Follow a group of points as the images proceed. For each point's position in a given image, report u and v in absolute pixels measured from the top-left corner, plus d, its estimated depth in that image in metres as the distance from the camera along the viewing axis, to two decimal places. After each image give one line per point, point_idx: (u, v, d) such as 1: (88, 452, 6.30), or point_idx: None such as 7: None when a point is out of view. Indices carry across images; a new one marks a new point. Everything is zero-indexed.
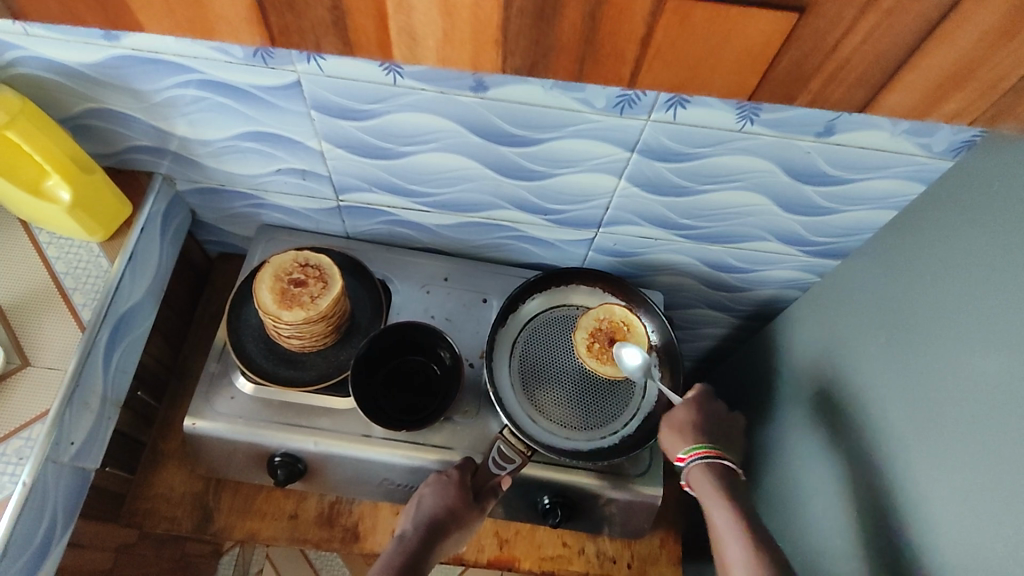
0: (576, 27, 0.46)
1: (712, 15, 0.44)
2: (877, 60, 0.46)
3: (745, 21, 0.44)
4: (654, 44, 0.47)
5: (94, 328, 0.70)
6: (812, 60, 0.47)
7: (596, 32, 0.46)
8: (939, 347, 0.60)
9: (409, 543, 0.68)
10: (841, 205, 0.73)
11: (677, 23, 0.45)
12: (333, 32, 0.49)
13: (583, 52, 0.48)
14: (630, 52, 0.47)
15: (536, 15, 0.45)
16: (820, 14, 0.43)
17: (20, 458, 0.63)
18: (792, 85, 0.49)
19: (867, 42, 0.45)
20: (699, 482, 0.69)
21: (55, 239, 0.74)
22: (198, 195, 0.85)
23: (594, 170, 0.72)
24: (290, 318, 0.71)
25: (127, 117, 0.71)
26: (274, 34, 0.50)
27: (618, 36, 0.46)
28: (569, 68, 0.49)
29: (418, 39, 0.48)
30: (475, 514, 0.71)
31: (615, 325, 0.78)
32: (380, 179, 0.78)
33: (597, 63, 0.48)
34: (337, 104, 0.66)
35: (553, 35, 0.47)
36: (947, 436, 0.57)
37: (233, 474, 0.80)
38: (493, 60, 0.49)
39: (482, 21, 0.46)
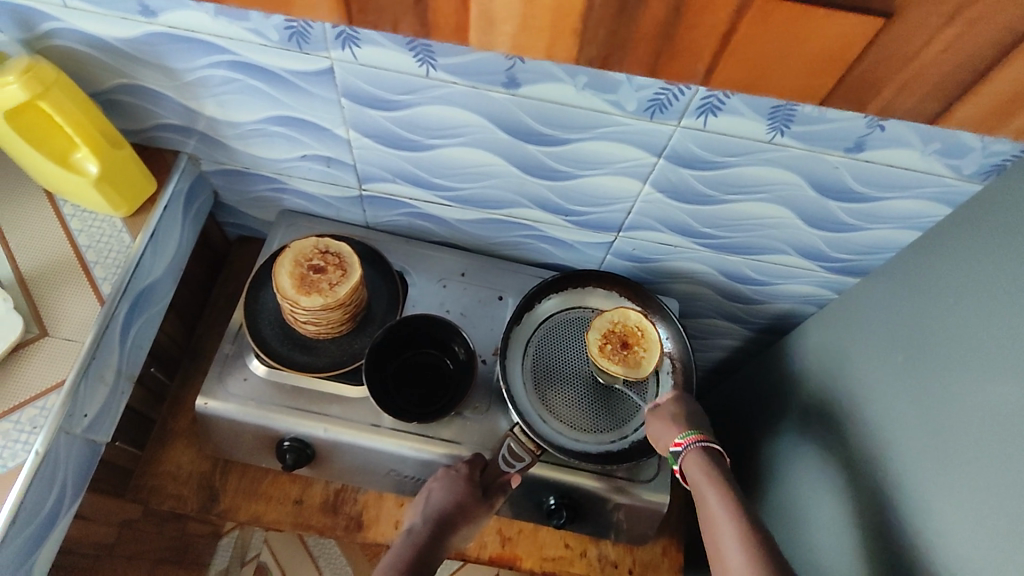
0: (657, 20, 0.42)
1: (788, 19, 0.41)
2: (954, 72, 0.43)
3: (828, 23, 0.41)
4: (733, 40, 0.43)
5: (114, 302, 0.70)
6: (889, 67, 0.43)
7: (677, 26, 0.42)
8: (957, 370, 0.59)
9: (418, 535, 0.69)
10: (865, 222, 0.73)
11: (759, 22, 0.41)
12: (413, 13, 0.46)
13: (661, 46, 0.44)
14: (707, 48, 0.44)
15: (618, 5, 0.42)
16: (907, 21, 0.40)
17: (34, 427, 0.63)
18: (865, 91, 0.46)
19: (949, 52, 0.42)
20: (692, 468, 0.67)
21: (79, 211, 0.74)
22: (221, 177, 0.85)
23: (620, 174, 0.72)
24: (308, 304, 0.72)
25: (157, 94, 0.72)
26: (353, 13, 0.47)
27: (696, 30, 0.42)
28: (643, 63, 0.46)
29: (496, 23, 0.45)
30: (483, 510, 0.71)
31: (630, 330, 0.77)
32: (404, 171, 0.78)
33: (672, 58, 0.45)
34: (368, 93, 0.66)
35: (633, 26, 0.43)
36: (958, 458, 0.57)
37: (241, 456, 0.80)
38: (568, 49, 0.46)
39: (564, 8, 0.43)
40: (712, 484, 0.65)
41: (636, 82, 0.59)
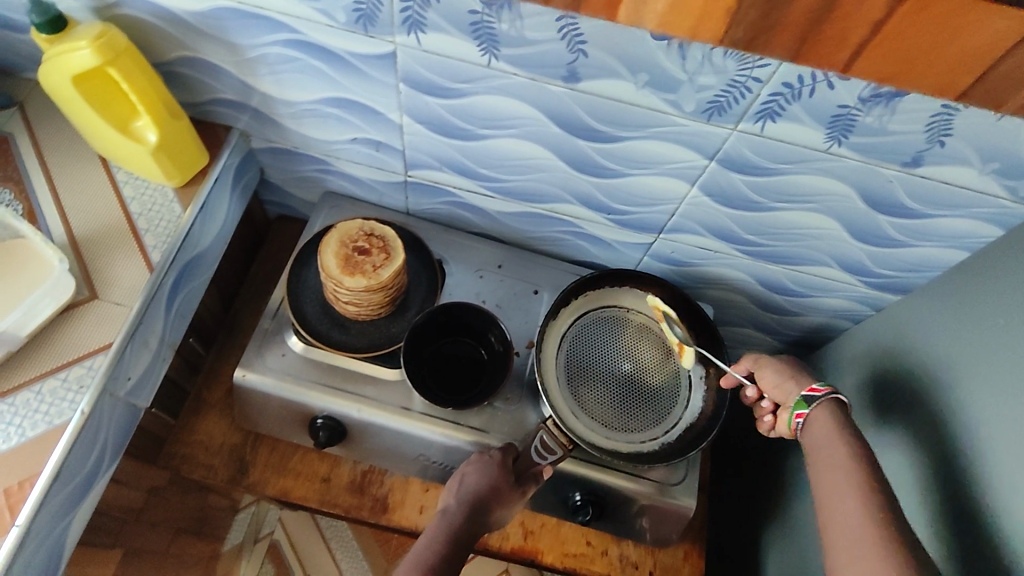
0: (809, 8, 0.48)
1: (946, 11, 0.46)
2: None
3: (981, 20, 0.46)
4: (887, 29, 0.48)
5: (162, 270, 0.71)
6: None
7: (829, 13, 0.48)
8: (1005, 392, 0.59)
9: (452, 517, 0.69)
10: (913, 239, 0.73)
11: (917, 12, 0.46)
12: None
13: (809, 32, 0.50)
14: (857, 35, 0.49)
15: None
16: None
17: (80, 386, 0.65)
18: (1004, 87, 0.51)
19: None
20: (824, 418, 0.64)
21: (132, 178, 0.76)
22: (269, 155, 0.86)
23: (669, 174, 0.72)
24: (352, 284, 0.73)
25: (218, 69, 0.73)
26: None
27: (849, 19, 0.48)
28: (788, 46, 0.52)
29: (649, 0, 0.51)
30: (516, 497, 0.70)
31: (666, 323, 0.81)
32: (451, 159, 0.78)
33: (818, 43, 0.50)
34: (427, 79, 0.66)
35: (784, 11, 0.49)
36: (1004, 480, 0.57)
37: (272, 431, 0.81)
38: (714, 31, 0.52)
39: None
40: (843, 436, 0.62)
41: (698, 83, 0.59)
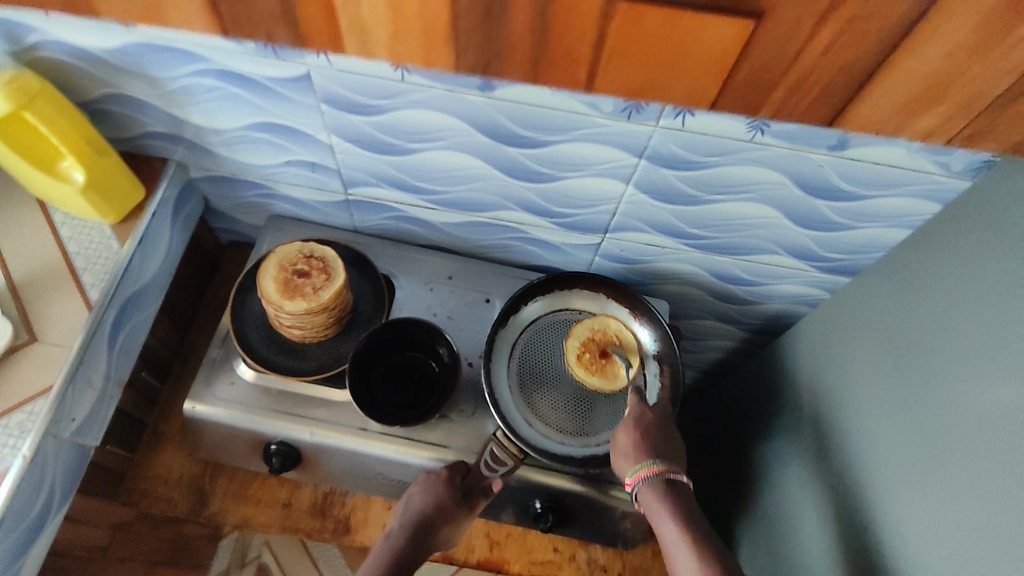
0: (526, 28, 0.42)
1: (664, 17, 0.40)
2: (846, 68, 0.42)
3: (699, 27, 0.40)
4: (609, 46, 0.42)
5: (102, 308, 0.71)
6: (767, 74, 0.43)
7: (546, 32, 0.42)
8: (949, 373, 0.58)
9: (396, 541, 0.69)
10: (854, 221, 0.72)
11: (632, 23, 0.41)
12: (285, 24, 0.45)
13: (535, 54, 0.44)
14: (584, 52, 0.43)
15: (485, 13, 0.42)
16: (778, 20, 0.39)
17: (21, 432, 0.64)
18: (752, 93, 0.45)
19: (830, 53, 0.41)
20: (648, 499, 0.67)
21: (70, 219, 0.75)
22: (210, 183, 0.86)
23: (603, 175, 0.71)
24: (292, 308, 0.72)
25: (143, 103, 0.72)
26: (226, 24, 0.46)
27: (568, 36, 0.42)
28: (523, 68, 0.46)
29: (369, 31, 0.45)
30: (463, 513, 0.71)
31: (608, 337, 0.79)
32: (387, 175, 0.78)
33: (550, 63, 0.44)
34: (346, 98, 0.66)
35: (503, 36, 0.43)
36: (955, 463, 0.55)
37: (230, 460, 0.82)
38: (443, 58, 0.46)
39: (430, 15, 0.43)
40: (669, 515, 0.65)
41: None
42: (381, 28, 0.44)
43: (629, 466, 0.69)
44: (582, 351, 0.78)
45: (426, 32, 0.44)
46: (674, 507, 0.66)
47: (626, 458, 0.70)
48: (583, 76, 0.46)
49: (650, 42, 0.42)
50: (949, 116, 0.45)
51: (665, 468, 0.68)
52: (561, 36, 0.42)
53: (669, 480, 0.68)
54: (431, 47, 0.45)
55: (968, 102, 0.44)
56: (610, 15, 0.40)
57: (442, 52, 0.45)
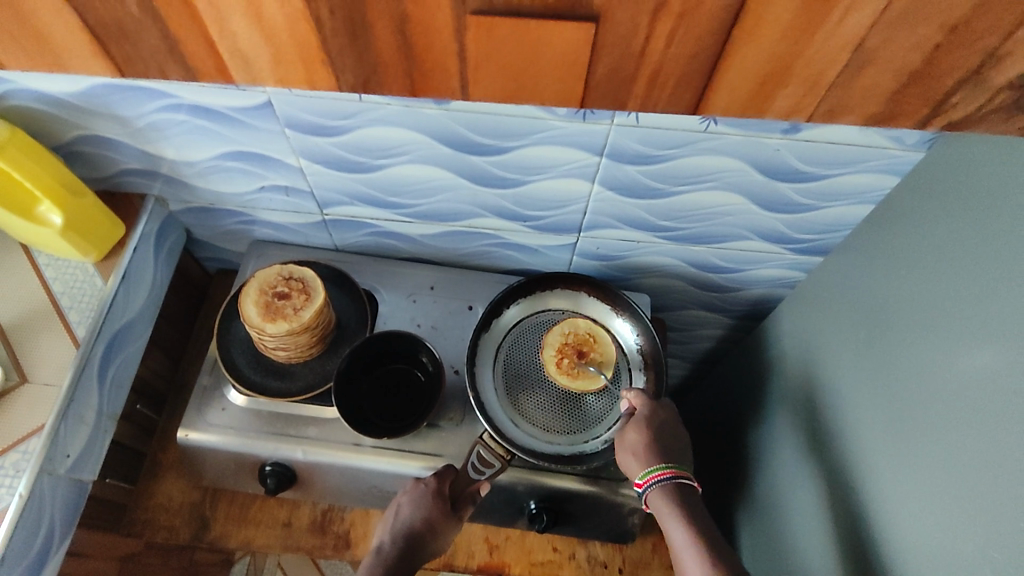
0: (392, 44, 0.40)
1: (515, 33, 0.38)
2: (694, 58, 0.40)
3: (550, 35, 0.38)
4: (471, 57, 0.40)
5: (89, 344, 0.72)
6: (626, 67, 0.40)
7: (411, 48, 0.40)
8: (922, 340, 0.59)
9: (387, 553, 0.71)
10: (819, 201, 0.73)
11: (485, 36, 0.39)
12: (172, 59, 0.42)
13: (408, 68, 0.42)
14: (452, 66, 0.41)
15: (351, 34, 0.40)
16: (615, 22, 0.37)
17: (17, 471, 0.66)
18: (619, 91, 0.42)
19: (674, 46, 0.39)
20: (657, 501, 0.69)
21: (54, 260, 0.77)
22: (190, 215, 0.88)
23: (568, 175, 0.72)
24: (274, 330, 0.73)
25: (116, 142, 0.74)
26: (120, 66, 0.43)
27: (431, 55, 0.41)
28: (401, 88, 0.43)
29: (250, 61, 0.42)
30: (452, 522, 0.72)
31: (581, 338, 0.79)
32: (359, 193, 0.79)
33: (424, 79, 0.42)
34: (308, 121, 0.67)
35: (372, 52, 0.41)
36: (933, 432, 0.56)
37: (228, 485, 0.83)
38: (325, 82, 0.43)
39: (303, 41, 0.40)
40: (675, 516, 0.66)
41: None
42: (262, 55, 0.42)
43: (640, 467, 0.70)
44: (558, 359, 0.78)
45: (300, 50, 0.41)
46: (683, 509, 0.67)
47: (636, 458, 0.71)
48: (457, 84, 0.43)
49: (497, 36, 0.39)
50: (802, 94, 0.42)
51: (677, 473, 0.70)
52: (427, 49, 0.40)
53: (679, 485, 0.69)
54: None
55: (816, 79, 0.40)
56: (465, 45, 0.40)
57: (322, 70, 0.42)
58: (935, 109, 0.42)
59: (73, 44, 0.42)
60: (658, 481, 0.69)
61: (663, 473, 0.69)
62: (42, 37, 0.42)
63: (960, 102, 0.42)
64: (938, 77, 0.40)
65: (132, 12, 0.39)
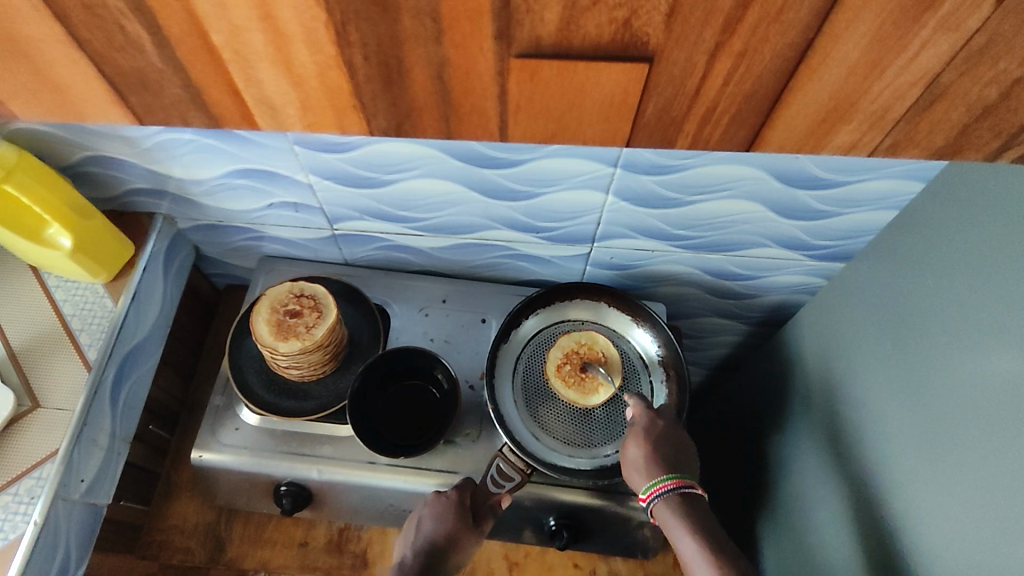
0: (428, 90, 0.41)
1: (554, 74, 0.40)
2: (747, 99, 0.41)
3: (594, 75, 0.39)
4: (512, 100, 0.42)
5: (101, 367, 0.72)
6: (679, 103, 0.41)
7: (449, 94, 0.42)
8: (946, 353, 0.58)
9: (409, 564, 0.70)
10: (839, 207, 0.71)
11: (529, 79, 0.40)
12: (194, 108, 0.44)
13: (444, 113, 0.43)
14: (491, 109, 0.42)
15: (385, 82, 0.41)
16: (669, 61, 0.38)
17: (32, 497, 0.65)
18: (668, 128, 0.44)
19: (730, 86, 0.40)
20: (664, 515, 0.66)
21: (63, 282, 0.76)
22: (199, 233, 0.87)
23: (582, 186, 0.71)
24: (287, 350, 0.72)
25: (123, 162, 0.73)
26: (139, 114, 0.45)
27: (472, 95, 0.41)
28: (437, 127, 0.45)
29: (278, 109, 0.43)
30: (474, 535, 0.71)
31: (591, 353, 0.78)
32: (369, 207, 0.78)
33: (461, 122, 0.44)
34: (317, 139, 0.66)
35: (407, 98, 0.42)
36: (960, 449, 0.55)
37: (244, 505, 0.83)
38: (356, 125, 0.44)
39: (334, 89, 0.42)
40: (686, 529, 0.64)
41: None
42: (289, 102, 0.43)
43: (645, 480, 0.68)
44: (562, 363, 0.77)
45: (331, 99, 0.43)
46: (693, 521, 0.65)
47: (640, 473, 0.69)
48: (495, 128, 0.44)
49: (550, 81, 0.40)
50: (863, 131, 0.43)
51: (681, 483, 0.67)
52: (464, 96, 0.42)
53: (683, 495, 0.67)
54: (340, 115, 0.44)
55: (881, 115, 0.42)
56: (505, 87, 0.41)
57: (351, 117, 0.44)
58: (1007, 142, 0.43)
59: (87, 88, 0.43)
60: (660, 495, 0.67)
61: (665, 485, 0.66)
62: (63, 90, 0.43)
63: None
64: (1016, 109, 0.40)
65: (153, 63, 0.41)
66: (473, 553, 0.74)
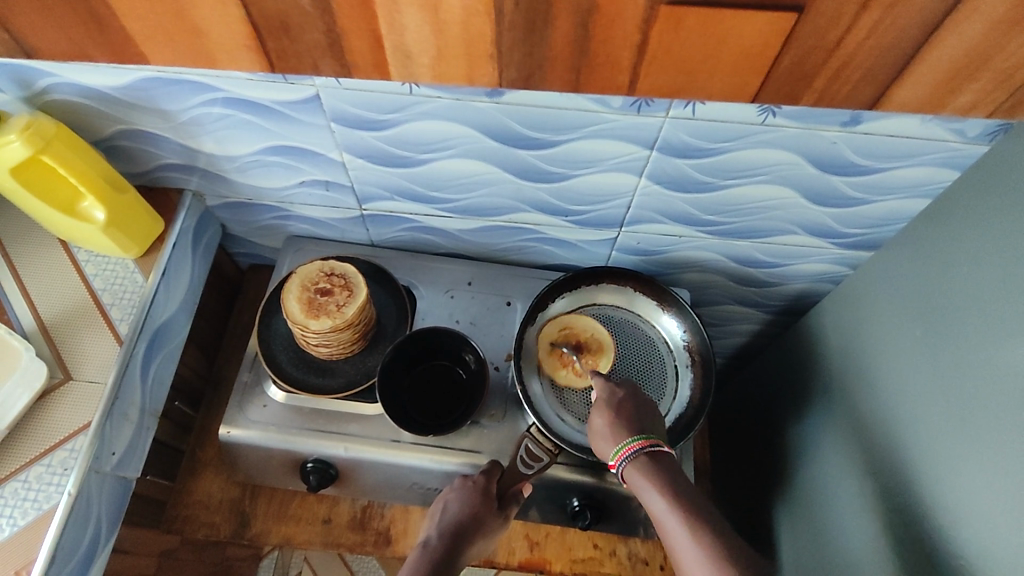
0: (566, 37, 0.43)
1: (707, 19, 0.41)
2: (882, 52, 0.43)
3: (741, 22, 0.41)
4: (651, 50, 0.44)
5: (132, 341, 0.72)
6: (813, 58, 0.44)
7: (589, 41, 0.43)
8: (979, 339, 0.58)
9: (435, 549, 0.70)
10: (871, 195, 0.72)
11: (674, 27, 0.42)
12: (329, 53, 0.47)
13: (579, 63, 0.45)
14: (627, 59, 0.45)
15: (527, 29, 0.43)
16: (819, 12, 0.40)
17: (65, 469, 0.65)
18: (794, 85, 0.46)
19: (871, 38, 0.42)
20: (634, 476, 0.66)
21: (93, 257, 0.76)
22: (226, 210, 0.87)
23: (615, 169, 0.71)
24: (317, 327, 0.72)
25: (156, 137, 0.73)
26: (274, 60, 0.48)
27: (612, 43, 0.43)
28: (565, 78, 0.47)
29: (413, 57, 0.46)
30: (499, 522, 0.72)
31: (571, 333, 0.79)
32: (400, 187, 0.78)
33: (593, 72, 0.46)
34: (355, 115, 0.66)
35: (546, 45, 0.44)
36: (993, 434, 0.55)
37: (269, 481, 0.83)
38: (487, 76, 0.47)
39: (474, 33, 0.44)
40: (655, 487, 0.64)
41: None
42: (426, 52, 0.46)
43: (611, 447, 0.68)
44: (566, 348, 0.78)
45: (469, 49, 0.45)
46: (660, 478, 0.65)
47: (607, 439, 0.69)
48: (626, 79, 0.47)
49: (692, 32, 0.42)
50: (990, 90, 0.46)
51: (648, 442, 0.67)
52: (604, 44, 0.43)
53: (651, 454, 0.67)
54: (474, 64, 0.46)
55: (1010, 74, 0.45)
56: (647, 37, 0.43)
57: (487, 67, 0.46)
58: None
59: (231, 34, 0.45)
60: (630, 456, 0.66)
61: (636, 445, 0.66)
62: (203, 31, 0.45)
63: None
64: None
65: (301, 4, 0.43)
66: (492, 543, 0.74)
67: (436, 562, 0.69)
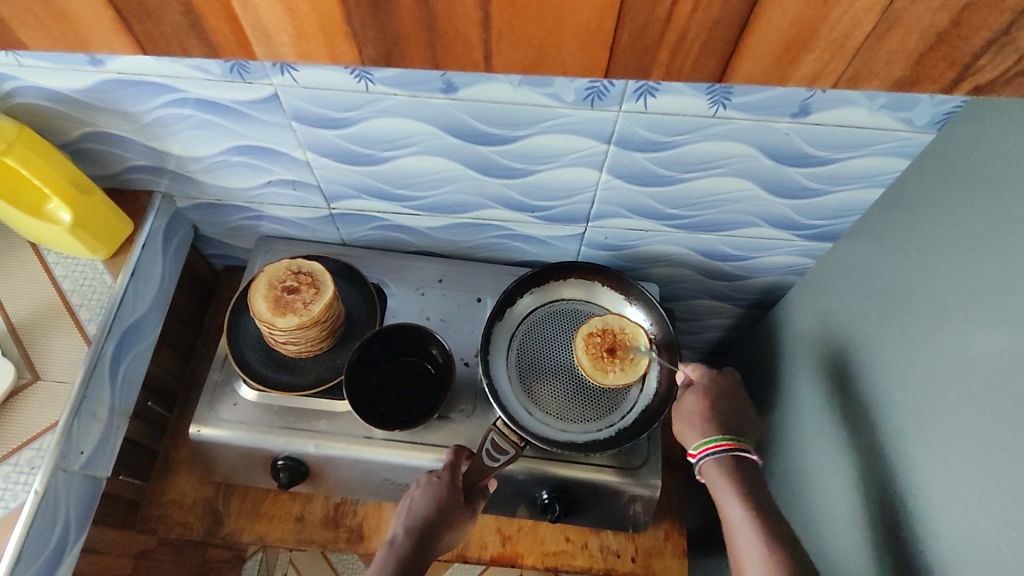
0: (414, 13, 0.43)
1: None
2: (717, 26, 0.42)
3: None
4: (495, 27, 0.43)
5: (101, 341, 0.72)
6: (651, 31, 0.43)
7: (436, 17, 0.43)
8: (932, 323, 0.59)
9: (402, 547, 0.70)
10: (829, 185, 0.72)
11: (511, 2, 0.41)
12: (195, 35, 0.45)
13: (431, 38, 0.45)
14: (475, 35, 0.44)
15: (373, 4, 0.42)
16: None
17: (32, 468, 0.66)
18: (642, 58, 0.45)
19: (699, 11, 0.41)
20: (714, 474, 0.70)
21: (63, 258, 0.77)
22: (197, 211, 0.87)
23: (575, 164, 0.72)
24: (284, 325, 0.73)
25: (122, 139, 0.74)
26: (143, 44, 0.46)
27: (456, 18, 0.43)
28: (423, 56, 0.46)
29: (274, 36, 0.45)
30: (467, 516, 0.72)
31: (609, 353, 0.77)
32: (366, 185, 0.79)
33: (446, 47, 0.45)
34: (315, 113, 0.67)
35: (396, 22, 0.44)
36: (947, 419, 0.56)
37: (242, 480, 0.84)
38: (347, 52, 0.46)
39: (327, 12, 0.43)
40: (734, 492, 0.68)
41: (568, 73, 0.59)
42: (284, 30, 0.44)
43: (696, 438, 0.72)
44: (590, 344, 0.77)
45: (326, 26, 0.44)
46: (738, 483, 0.68)
47: (692, 428, 0.74)
48: (480, 55, 0.46)
49: (531, 5, 0.42)
50: (827, 60, 0.44)
51: (737, 445, 0.71)
52: (448, 20, 0.43)
53: (737, 457, 0.70)
54: (333, 43, 0.45)
55: (842, 42, 0.43)
56: (488, 14, 0.42)
57: (347, 45, 0.46)
58: (962, 73, 0.45)
59: (99, 16, 0.44)
60: (714, 453, 0.70)
61: (724, 444, 0.70)
62: (68, 14, 0.44)
63: (986, 65, 0.44)
64: (965, 37, 0.42)
65: None
66: (463, 535, 0.74)
67: (403, 560, 0.69)
